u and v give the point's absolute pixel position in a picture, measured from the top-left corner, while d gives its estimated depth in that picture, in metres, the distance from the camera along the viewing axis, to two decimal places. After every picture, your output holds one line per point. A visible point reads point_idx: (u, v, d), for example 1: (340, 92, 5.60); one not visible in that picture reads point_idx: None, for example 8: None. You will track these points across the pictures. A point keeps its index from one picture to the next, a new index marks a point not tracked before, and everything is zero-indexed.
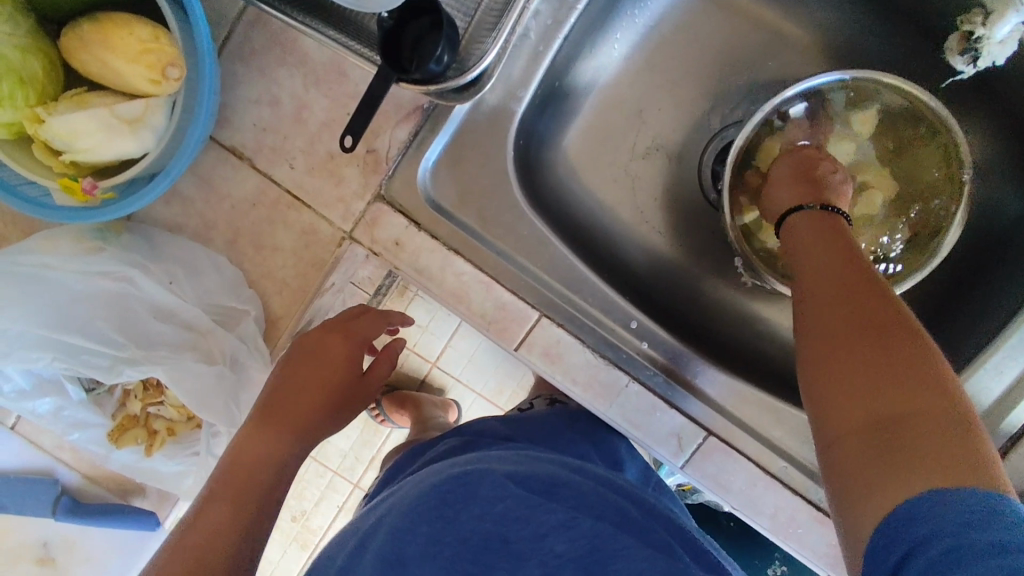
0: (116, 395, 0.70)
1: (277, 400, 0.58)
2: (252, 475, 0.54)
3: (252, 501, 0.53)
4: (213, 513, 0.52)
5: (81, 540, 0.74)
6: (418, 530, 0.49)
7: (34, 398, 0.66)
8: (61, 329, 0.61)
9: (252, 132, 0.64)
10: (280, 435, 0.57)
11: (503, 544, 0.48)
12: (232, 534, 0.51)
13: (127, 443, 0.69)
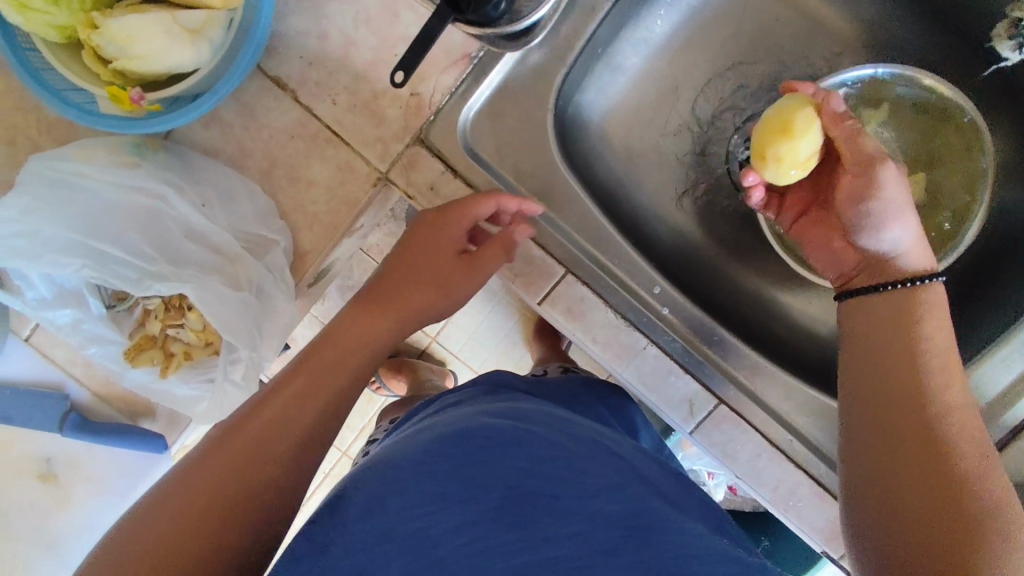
0: (136, 313, 0.70)
1: (376, 292, 0.64)
2: (305, 386, 0.56)
3: (324, 394, 0.56)
4: (279, 400, 0.54)
5: (86, 458, 0.74)
6: (455, 473, 0.44)
7: (54, 308, 0.66)
8: (92, 237, 0.60)
9: (298, 65, 0.64)
10: (357, 329, 0.61)
11: (551, 497, 0.44)
12: (286, 437, 0.53)
13: (142, 364, 0.69)
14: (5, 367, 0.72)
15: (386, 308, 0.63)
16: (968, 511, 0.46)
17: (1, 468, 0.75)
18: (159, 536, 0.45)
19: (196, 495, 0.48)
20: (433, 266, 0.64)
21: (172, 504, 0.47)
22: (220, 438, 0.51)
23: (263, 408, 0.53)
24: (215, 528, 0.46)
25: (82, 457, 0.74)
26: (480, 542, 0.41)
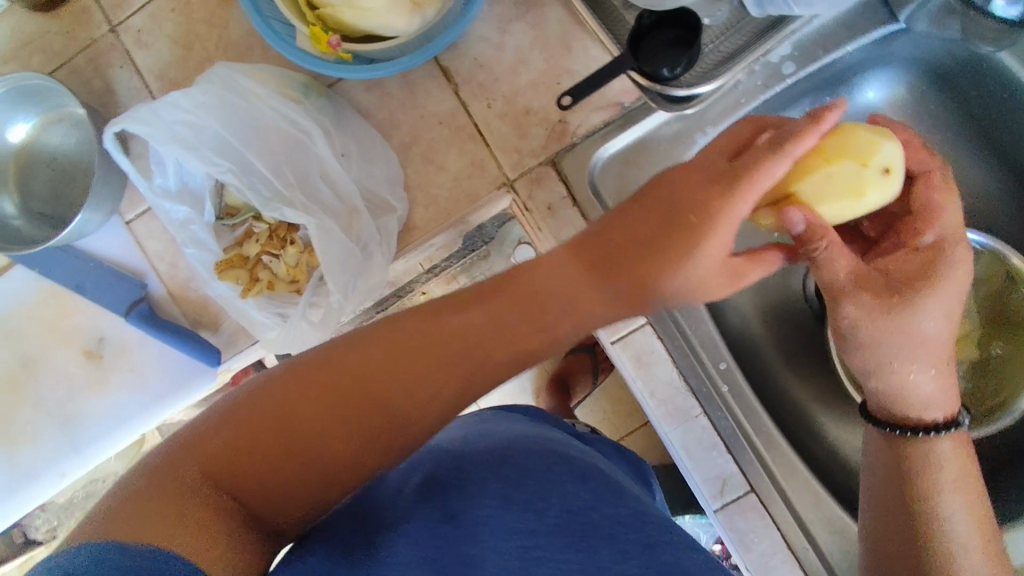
0: (237, 232, 0.74)
1: (592, 242, 0.50)
2: (405, 346, 0.48)
3: (437, 355, 0.48)
4: (380, 343, 0.48)
5: (136, 350, 0.76)
6: (510, 491, 0.49)
7: (174, 201, 0.70)
8: (244, 149, 0.66)
9: (468, 63, 0.71)
10: (507, 295, 0.50)
11: (608, 532, 0.47)
12: (366, 386, 0.47)
13: (227, 279, 0.72)
14: (100, 241, 0.77)
15: (621, 270, 0.48)
16: None
17: (54, 332, 0.77)
18: (211, 441, 0.44)
19: (281, 411, 0.45)
20: (704, 243, 0.46)
21: (236, 417, 0.45)
22: (313, 359, 0.47)
23: (359, 349, 0.48)
24: (274, 467, 0.45)
25: (133, 346, 0.76)
26: (530, 555, 0.45)
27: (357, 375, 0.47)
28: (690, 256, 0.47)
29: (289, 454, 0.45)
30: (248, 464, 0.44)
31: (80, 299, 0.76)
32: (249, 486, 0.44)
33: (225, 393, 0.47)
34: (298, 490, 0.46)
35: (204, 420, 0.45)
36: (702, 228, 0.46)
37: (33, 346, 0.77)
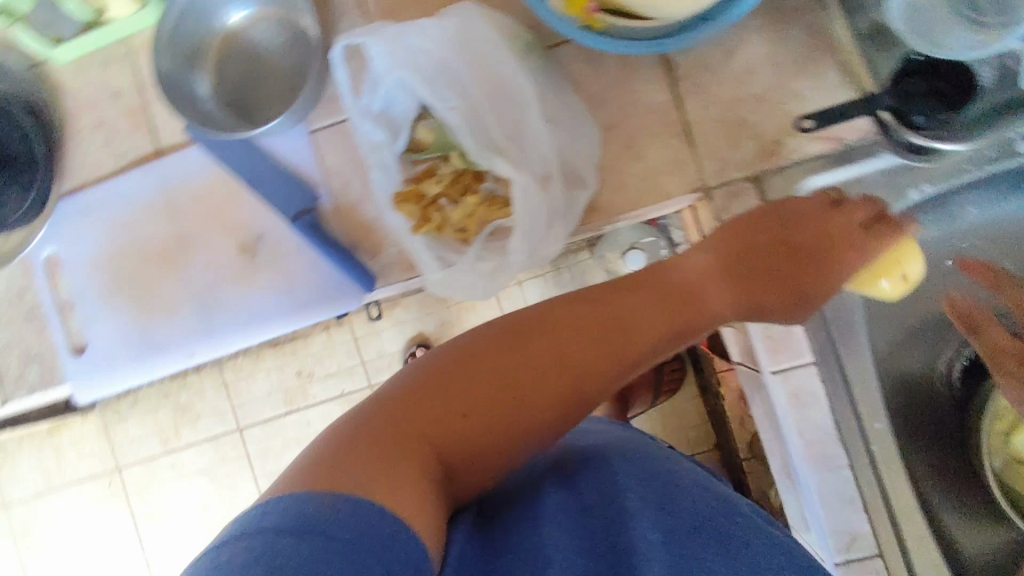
0: (417, 168, 0.73)
1: (738, 253, 0.65)
2: (563, 339, 0.55)
3: (573, 341, 0.55)
4: (535, 334, 0.55)
5: (292, 257, 0.77)
6: (643, 502, 0.47)
7: (375, 124, 0.70)
8: (469, 90, 0.63)
9: (694, 61, 0.69)
10: (642, 300, 0.60)
11: (744, 542, 0.45)
12: (523, 364, 0.53)
13: (403, 211, 0.71)
14: (281, 143, 0.77)
15: (745, 277, 0.65)
16: None
17: (218, 219, 0.79)
18: (400, 410, 0.48)
19: (451, 383, 0.50)
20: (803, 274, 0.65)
21: (421, 387, 0.50)
22: (480, 343, 0.53)
23: (524, 342, 0.54)
24: (457, 441, 0.49)
25: (291, 253, 0.77)
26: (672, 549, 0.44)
27: (524, 361, 0.53)
28: (759, 290, 0.65)
29: (466, 427, 0.49)
30: (439, 425, 0.48)
31: (249, 194, 0.78)
32: (440, 442, 0.47)
33: (384, 386, 0.50)
34: (473, 465, 0.49)
35: (349, 421, 0.47)
36: (817, 258, 0.64)
37: (194, 227, 0.79)
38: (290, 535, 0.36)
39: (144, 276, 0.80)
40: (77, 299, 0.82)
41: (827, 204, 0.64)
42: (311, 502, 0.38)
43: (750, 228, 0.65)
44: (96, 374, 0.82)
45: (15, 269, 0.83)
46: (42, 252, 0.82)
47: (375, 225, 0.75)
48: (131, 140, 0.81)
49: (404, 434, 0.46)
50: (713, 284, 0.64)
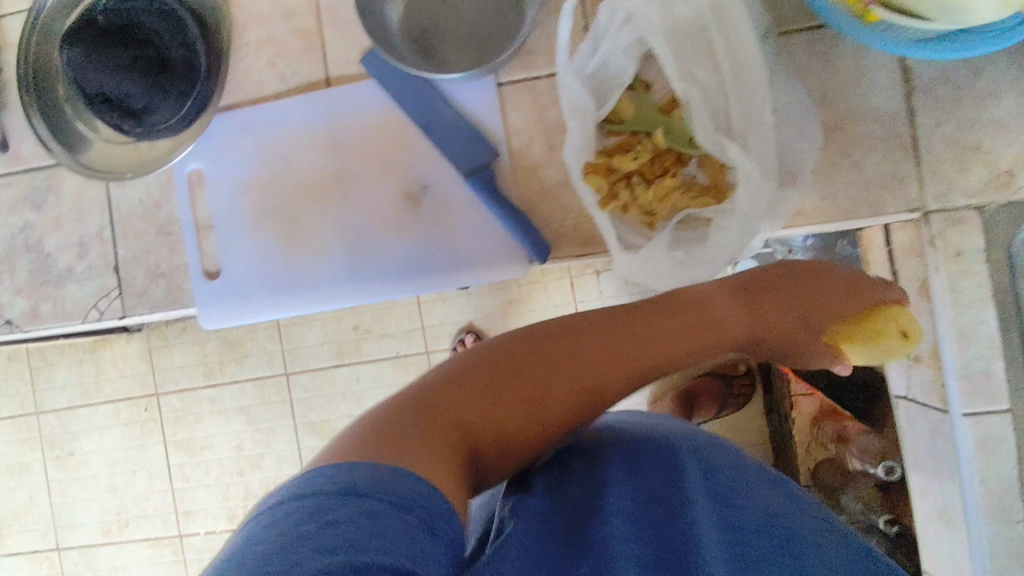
0: (610, 139, 0.69)
1: (764, 284, 0.65)
2: (578, 351, 0.55)
3: (607, 357, 0.56)
4: (569, 345, 0.55)
5: (459, 211, 0.73)
6: (707, 506, 0.44)
7: (585, 83, 0.66)
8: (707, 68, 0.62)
9: (935, 72, 0.65)
10: (647, 344, 0.58)
11: (794, 552, 0.42)
12: (547, 373, 0.53)
13: (593, 181, 0.67)
14: (464, 91, 0.73)
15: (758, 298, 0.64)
16: None
17: (382, 161, 0.75)
18: (434, 398, 0.48)
19: (478, 381, 0.51)
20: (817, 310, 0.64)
21: (449, 382, 0.50)
22: (505, 345, 0.54)
23: (561, 358, 0.54)
24: (497, 434, 0.49)
25: (459, 207, 0.73)
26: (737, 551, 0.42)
27: (550, 377, 0.53)
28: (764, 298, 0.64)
29: (499, 409, 0.50)
30: (457, 424, 0.47)
31: (422, 139, 0.74)
32: (465, 430, 0.48)
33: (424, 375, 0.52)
34: (508, 447, 0.50)
35: (400, 396, 0.49)
36: (803, 347, 0.66)
37: (354, 165, 0.75)
38: (354, 504, 0.35)
39: (294, 208, 0.76)
40: (217, 220, 0.78)
41: (852, 284, 0.65)
42: (366, 474, 0.37)
43: (788, 281, 0.65)
44: (226, 303, 0.78)
45: (157, 178, 0.79)
46: (188, 166, 0.78)
47: (554, 192, 0.72)
48: (301, 63, 0.76)
49: (439, 415, 0.47)
50: (724, 299, 0.63)
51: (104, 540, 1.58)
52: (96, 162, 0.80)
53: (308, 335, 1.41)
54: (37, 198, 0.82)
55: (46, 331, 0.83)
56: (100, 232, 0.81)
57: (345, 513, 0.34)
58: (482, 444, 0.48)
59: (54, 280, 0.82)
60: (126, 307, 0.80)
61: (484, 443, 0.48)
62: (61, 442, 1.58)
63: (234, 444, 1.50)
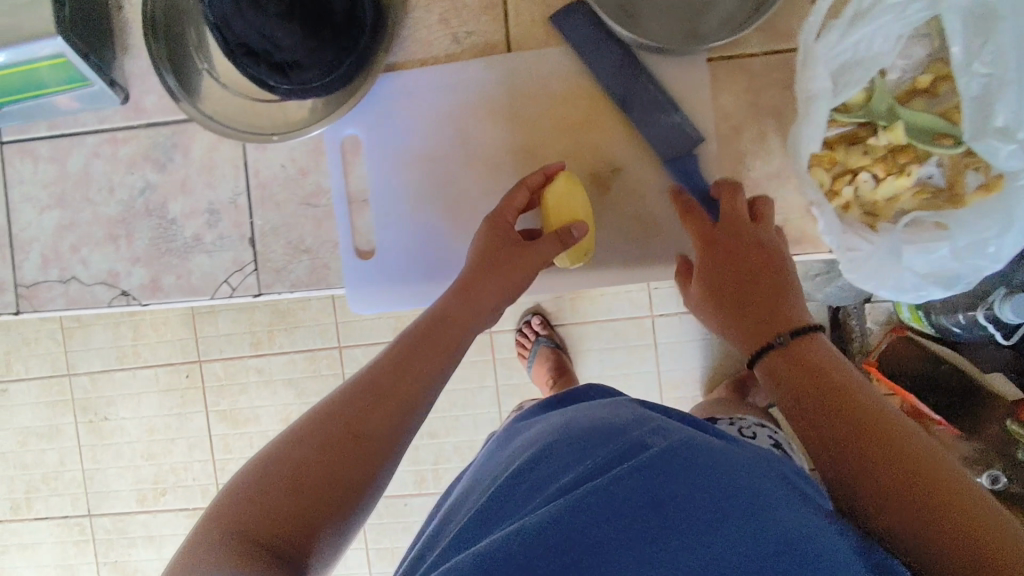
0: (837, 129, 0.64)
1: (506, 223, 0.66)
2: (427, 363, 0.60)
3: (410, 382, 0.58)
4: (316, 427, 0.54)
5: (655, 198, 0.67)
6: (642, 484, 0.44)
7: (834, 61, 0.59)
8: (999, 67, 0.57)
9: None
10: (488, 313, 0.65)
11: (677, 511, 0.42)
12: (281, 484, 0.51)
13: (815, 174, 0.63)
14: (669, 66, 0.65)
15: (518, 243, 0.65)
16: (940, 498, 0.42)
17: (568, 138, 0.68)
18: (273, 489, 0.51)
19: (208, 523, 0.50)
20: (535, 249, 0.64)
21: (299, 462, 0.52)
22: (351, 399, 0.56)
23: (378, 392, 0.57)
24: (328, 481, 0.52)
25: (655, 194, 0.67)
26: (639, 531, 0.42)
27: (372, 422, 0.55)
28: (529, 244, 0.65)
29: (332, 471, 0.52)
30: (266, 524, 0.49)
31: (617, 118, 0.67)
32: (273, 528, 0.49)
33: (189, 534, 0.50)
34: (337, 504, 0.52)
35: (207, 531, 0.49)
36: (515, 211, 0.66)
37: (535, 141, 0.68)
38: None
39: (461, 186, 0.70)
40: (375, 194, 0.71)
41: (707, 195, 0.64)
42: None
43: (502, 222, 0.66)
44: (381, 284, 0.72)
45: (303, 142, 0.71)
46: (344, 131, 0.70)
47: (763, 185, 0.66)
48: (478, 22, 0.68)
49: (261, 532, 0.49)
50: (500, 250, 0.65)
51: (140, 508, 1.37)
52: (232, 121, 0.70)
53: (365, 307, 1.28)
54: (159, 156, 0.73)
55: (169, 304, 0.75)
56: (235, 198, 0.72)
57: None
58: (311, 513, 0.51)
59: (180, 249, 0.74)
60: (263, 284, 0.73)
61: (308, 524, 0.50)
62: (94, 406, 1.36)
63: (281, 417, 1.32)
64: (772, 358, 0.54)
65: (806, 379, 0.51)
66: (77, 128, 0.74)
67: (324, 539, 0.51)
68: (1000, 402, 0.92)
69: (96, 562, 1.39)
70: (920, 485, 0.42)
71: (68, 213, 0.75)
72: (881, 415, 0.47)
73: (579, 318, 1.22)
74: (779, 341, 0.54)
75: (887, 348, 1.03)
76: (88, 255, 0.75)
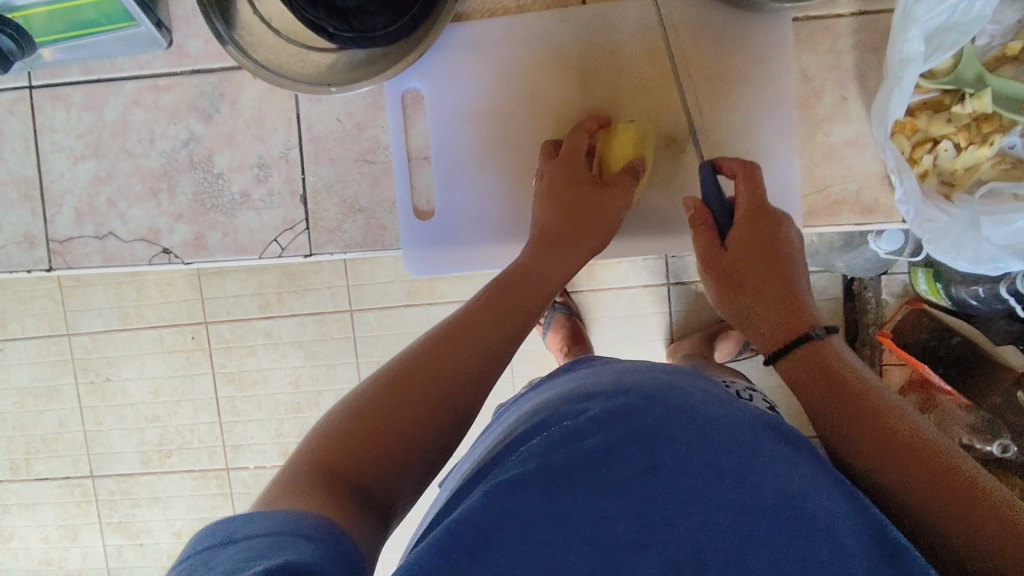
0: (920, 96, 0.62)
1: (565, 168, 0.62)
2: (500, 320, 0.55)
3: (494, 326, 0.54)
4: (404, 360, 0.50)
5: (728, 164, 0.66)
6: (635, 449, 0.43)
7: (927, 24, 0.57)
8: None
9: None
10: (544, 277, 0.61)
11: (680, 467, 0.43)
12: (371, 421, 0.46)
13: (895, 142, 0.63)
14: (751, 25, 0.63)
15: (581, 196, 0.62)
16: (940, 467, 0.45)
17: (641, 98, 0.65)
18: (357, 433, 0.45)
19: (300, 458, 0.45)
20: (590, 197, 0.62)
21: (378, 404, 0.47)
22: (427, 347, 0.51)
23: (457, 338, 0.52)
24: (401, 426, 0.46)
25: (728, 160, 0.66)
26: (634, 496, 0.42)
27: (450, 366, 0.50)
28: (581, 191, 0.62)
29: (405, 416, 0.47)
30: (345, 459, 0.44)
31: (693, 78, 0.65)
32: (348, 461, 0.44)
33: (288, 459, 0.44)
34: (411, 446, 0.46)
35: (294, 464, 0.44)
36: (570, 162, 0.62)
37: (608, 101, 0.66)
38: (270, 537, 0.36)
39: (526, 146, 0.68)
40: (436, 152, 0.68)
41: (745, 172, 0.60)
42: (280, 519, 0.37)
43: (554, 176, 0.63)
44: (440, 246, 0.69)
45: (360, 96, 0.68)
46: (406, 84, 0.68)
47: (841, 151, 0.65)
48: None
49: (332, 470, 0.43)
50: (549, 200, 0.62)
51: (144, 470, 1.35)
52: (285, 69, 0.66)
53: (380, 272, 1.24)
54: (204, 106, 0.69)
55: (211, 264, 0.72)
56: (286, 153, 0.69)
57: (265, 548, 0.35)
58: (384, 455, 0.45)
59: (225, 206, 0.70)
60: (314, 244, 0.70)
61: (380, 467, 0.44)
62: (98, 367, 1.33)
63: (291, 379, 1.30)
64: (801, 368, 0.58)
65: (816, 377, 0.56)
66: (114, 73, 0.70)
67: (400, 487, 0.45)
68: (1006, 373, 0.92)
69: (100, 523, 1.37)
70: (907, 456, 0.47)
71: (104, 163, 0.71)
72: (870, 400, 0.52)
73: (595, 285, 1.19)
74: (818, 334, 0.59)
75: (900, 320, 1.02)
76: (126, 209, 0.71)
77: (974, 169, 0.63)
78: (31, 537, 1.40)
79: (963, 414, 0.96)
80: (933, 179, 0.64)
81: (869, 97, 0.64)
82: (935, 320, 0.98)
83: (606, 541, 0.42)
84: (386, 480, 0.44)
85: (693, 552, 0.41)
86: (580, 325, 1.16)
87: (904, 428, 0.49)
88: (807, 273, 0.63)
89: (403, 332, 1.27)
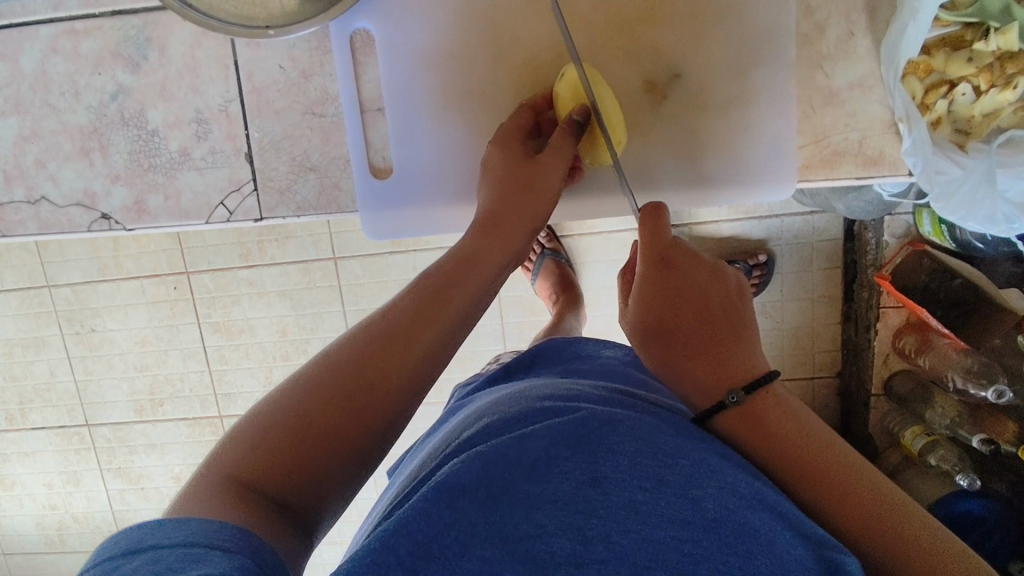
0: (938, 30, 0.55)
1: (510, 153, 0.58)
2: (440, 313, 0.53)
3: (431, 323, 0.53)
4: (340, 355, 0.50)
5: (718, 111, 0.59)
6: (575, 461, 0.42)
7: None
8: None
9: None
10: (494, 263, 0.57)
11: (615, 483, 0.42)
12: (301, 423, 0.47)
13: (904, 87, 0.56)
14: None
15: (527, 180, 0.58)
16: (881, 502, 0.43)
17: (623, 38, 0.58)
18: (283, 433, 0.47)
19: (229, 444, 0.47)
20: (538, 179, 0.57)
21: (309, 406, 0.48)
22: (367, 342, 0.51)
23: (400, 336, 0.51)
24: (332, 432, 0.47)
25: (718, 107, 0.59)
26: (575, 509, 0.40)
27: (386, 371, 0.50)
28: (527, 177, 0.58)
29: (327, 424, 0.48)
30: (270, 457, 0.46)
31: (679, 14, 0.57)
32: (272, 464, 0.46)
33: (220, 443, 0.48)
34: (336, 451, 0.47)
35: (224, 450, 0.47)
36: (513, 147, 0.59)
37: (585, 42, 0.58)
38: (183, 549, 0.37)
39: (493, 93, 0.61)
40: (392, 101, 0.61)
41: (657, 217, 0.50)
42: (199, 527, 0.39)
43: (500, 159, 0.59)
44: (401, 206, 0.63)
45: (304, 39, 0.61)
46: (355, 24, 0.60)
47: (844, 96, 0.58)
48: None
49: (255, 471, 0.45)
50: (495, 187, 0.59)
51: (138, 419, 1.34)
52: (209, 4, 0.58)
53: None
54: (132, 53, 0.62)
55: (157, 229, 0.65)
56: (226, 106, 0.62)
57: (179, 562, 0.36)
58: (315, 460, 0.47)
59: (164, 166, 0.64)
60: (265, 207, 0.64)
61: (308, 474, 0.46)
62: (80, 317, 1.29)
63: (278, 328, 1.26)
64: (727, 419, 0.49)
65: (750, 415, 0.48)
66: (27, 17, 0.62)
67: (322, 488, 0.47)
68: (1006, 316, 0.86)
69: (100, 468, 1.38)
70: (865, 505, 0.43)
71: (27, 121, 0.64)
72: (814, 439, 0.47)
73: (586, 229, 1.13)
74: (733, 400, 0.48)
75: (900, 263, 0.97)
76: (57, 171, 0.65)
77: (995, 114, 0.56)
78: (31, 485, 1.40)
79: (958, 357, 0.90)
80: (945, 127, 0.57)
81: (879, 32, 0.56)
82: (935, 262, 0.92)
83: (543, 557, 0.39)
84: (316, 485, 0.47)
85: (630, 565, 0.39)
86: (569, 273, 1.10)
87: (856, 470, 0.45)
88: (748, 295, 0.53)
89: (388, 280, 1.22)
